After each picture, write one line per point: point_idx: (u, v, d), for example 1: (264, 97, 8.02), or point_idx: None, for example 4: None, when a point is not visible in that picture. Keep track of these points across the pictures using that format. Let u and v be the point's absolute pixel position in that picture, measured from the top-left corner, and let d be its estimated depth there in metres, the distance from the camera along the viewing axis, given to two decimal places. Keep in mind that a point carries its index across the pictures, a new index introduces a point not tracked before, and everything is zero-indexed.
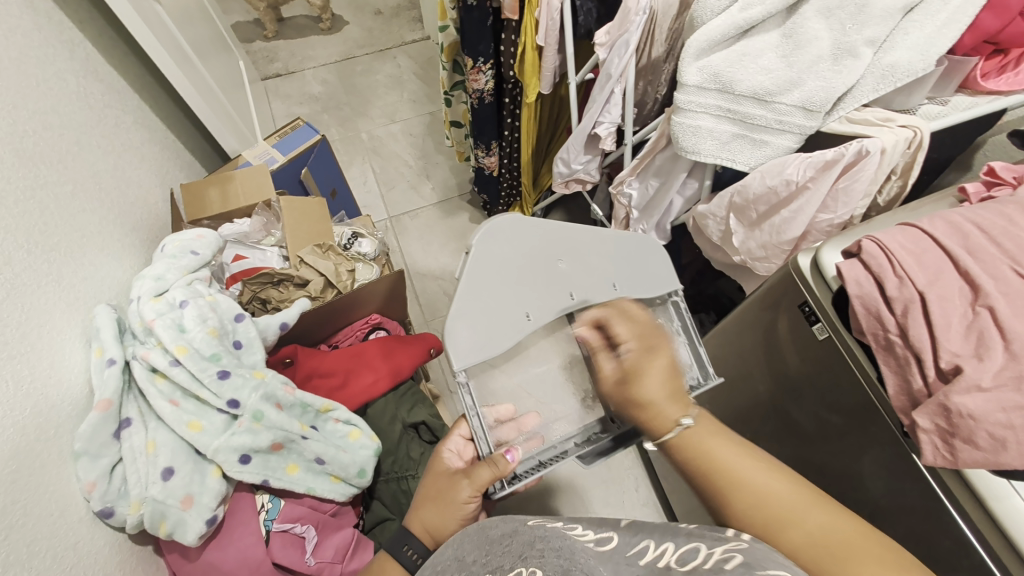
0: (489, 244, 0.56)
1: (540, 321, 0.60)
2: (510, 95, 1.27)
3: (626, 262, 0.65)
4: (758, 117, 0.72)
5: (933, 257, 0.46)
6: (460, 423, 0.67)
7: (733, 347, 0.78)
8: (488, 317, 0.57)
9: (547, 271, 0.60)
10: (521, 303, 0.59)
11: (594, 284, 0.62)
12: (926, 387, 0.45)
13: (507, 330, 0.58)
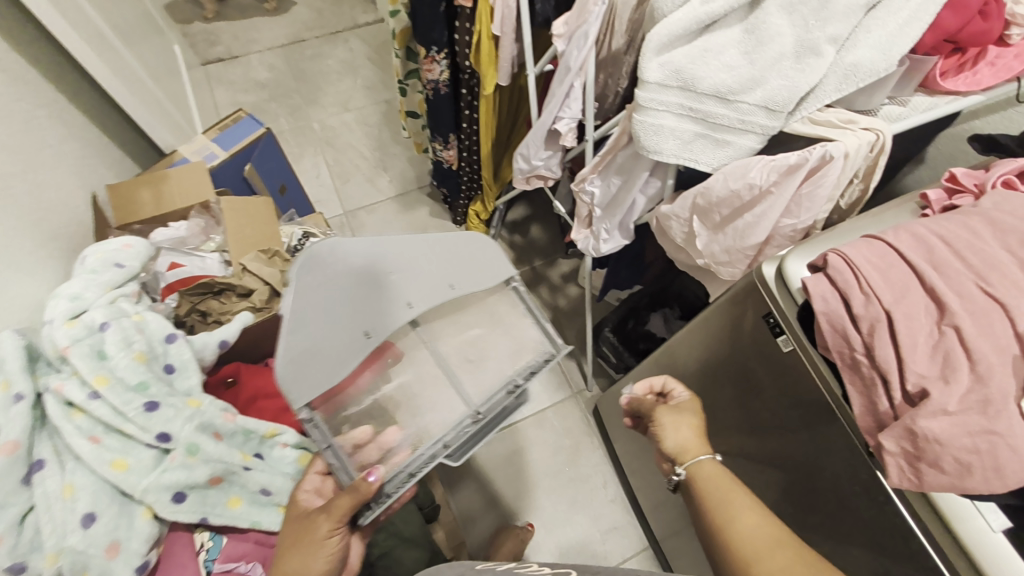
0: (310, 273, 0.54)
1: (379, 336, 0.61)
2: (467, 85, 1.21)
3: (461, 262, 0.66)
4: (720, 116, 0.69)
5: (899, 273, 0.45)
6: (314, 460, 0.70)
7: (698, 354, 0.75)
8: (321, 345, 0.57)
9: (380, 289, 0.60)
10: (352, 326, 0.59)
11: (433, 290, 0.64)
12: (892, 410, 0.44)
13: (345, 352, 0.59)
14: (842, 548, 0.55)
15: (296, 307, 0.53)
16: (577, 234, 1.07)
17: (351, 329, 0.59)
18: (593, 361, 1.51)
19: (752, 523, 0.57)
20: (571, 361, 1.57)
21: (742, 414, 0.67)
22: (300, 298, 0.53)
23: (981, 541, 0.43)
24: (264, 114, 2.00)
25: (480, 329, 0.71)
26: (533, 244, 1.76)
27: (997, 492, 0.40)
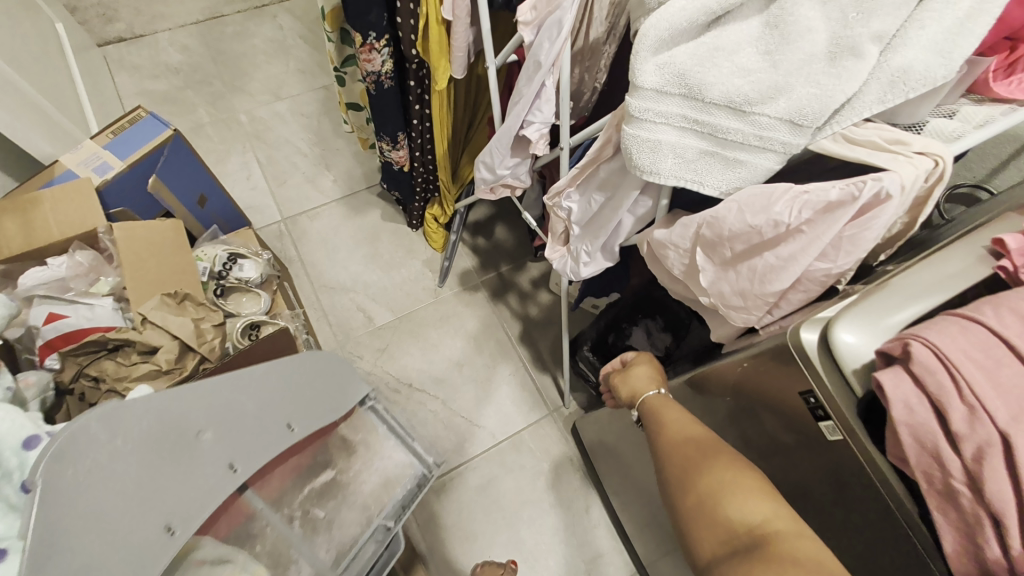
0: (79, 458, 0.41)
1: (186, 527, 0.49)
2: (416, 77, 1.03)
3: (290, 402, 0.66)
4: (731, 132, 0.55)
5: (1010, 375, 0.34)
6: None
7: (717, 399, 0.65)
8: (103, 555, 0.42)
9: (186, 456, 0.51)
10: (156, 517, 0.47)
11: (257, 437, 0.60)
12: (1007, 559, 0.33)
13: (140, 561, 0.45)
14: None
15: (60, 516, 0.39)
16: (553, 252, 0.93)
17: (146, 524, 0.46)
18: (570, 376, 1.39)
19: (681, 429, 0.62)
20: (545, 375, 1.45)
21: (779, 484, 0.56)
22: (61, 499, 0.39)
23: None
24: (180, 104, 1.73)
25: (331, 475, 0.76)
26: (498, 247, 1.61)
27: None
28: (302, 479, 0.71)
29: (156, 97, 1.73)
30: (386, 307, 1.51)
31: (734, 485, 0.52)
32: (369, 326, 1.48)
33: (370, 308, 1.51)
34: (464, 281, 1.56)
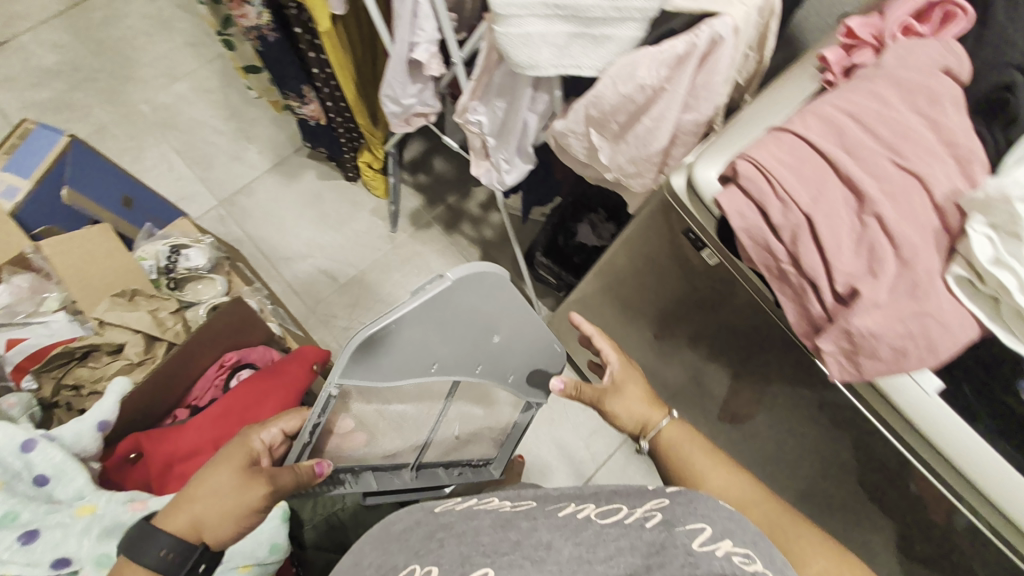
0: (463, 291, 0.55)
1: (439, 371, 0.63)
2: (298, 22, 1.00)
3: (531, 369, 0.72)
4: (591, 9, 0.59)
5: (813, 168, 0.40)
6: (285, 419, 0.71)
7: (647, 283, 0.81)
8: (399, 343, 0.57)
9: (475, 338, 0.62)
10: (416, 334, 0.57)
11: (501, 371, 0.70)
12: (827, 314, 0.42)
13: (410, 367, 0.61)
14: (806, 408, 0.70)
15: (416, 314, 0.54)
16: (477, 168, 0.96)
17: (434, 356, 0.61)
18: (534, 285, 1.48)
19: (719, 484, 0.63)
20: (512, 289, 1.54)
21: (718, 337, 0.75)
22: (430, 300, 0.54)
23: (928, 417, 0.48)
24: (72, 108, 1.63)
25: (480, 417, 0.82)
26: (440, 180, 1.63)
27: (930, 365, 0.41)
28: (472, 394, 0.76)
29: (44, 106, 1.62)
30: (347, 263, 1.54)
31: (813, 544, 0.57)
32: (335, 285, 1.52)
33: (332, 268, 1.54)
34: (416, 221, 1.59)
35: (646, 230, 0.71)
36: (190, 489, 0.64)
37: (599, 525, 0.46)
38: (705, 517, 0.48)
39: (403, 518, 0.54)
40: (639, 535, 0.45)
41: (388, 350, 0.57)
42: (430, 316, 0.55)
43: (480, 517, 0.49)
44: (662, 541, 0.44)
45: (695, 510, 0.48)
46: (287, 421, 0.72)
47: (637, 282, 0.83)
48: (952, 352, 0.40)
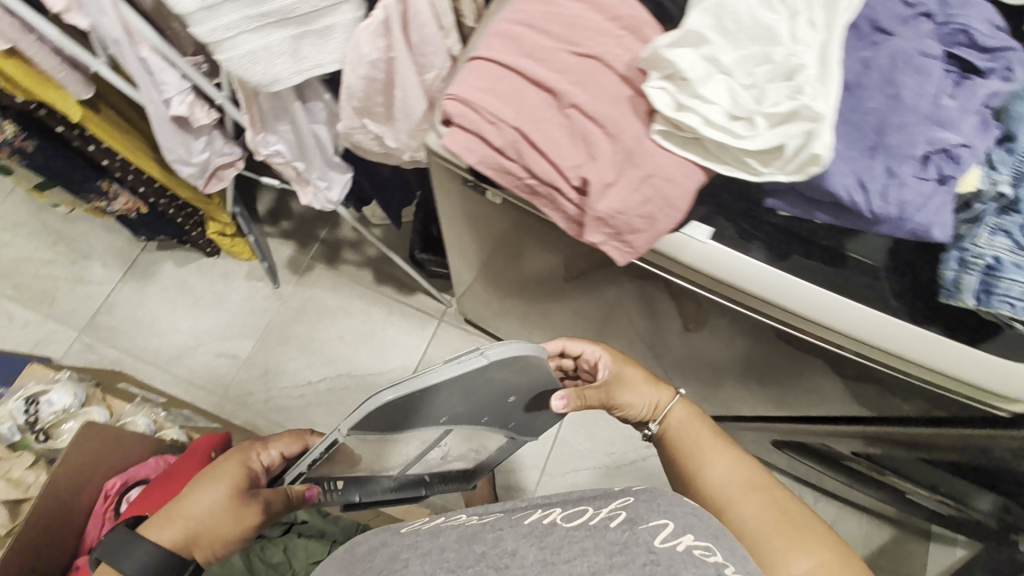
0: (494, 369, 0.57)
1: (449, 422, 0.66)
2: (55, 122, 0.92)
3: (536, 417, 0.78)
4: (296, 6, 0.57)
5: (508, 84, 0.42)
6: (287, 441, 0.78)
7: (492, 253, 0.79)
8: (423, 403, 0.58)
9: (497, 399, 0.65)
10: (439, 398, 0.58)
11: (505, 420, 0.74)
12: (580, 211, 0.44)
13: (425, 420, 0.63)
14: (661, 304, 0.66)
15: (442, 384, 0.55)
16: (302, 196, 0.93)
17: (453, 410, 0.63)
18: (433, 281, 1.48)
19: (716, 463, 0.64)
20: (416, 294, 1.53)
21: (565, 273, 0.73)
22: (465, 374, 0.55)
23: (700, 258, 0.51)
24: None
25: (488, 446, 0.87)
26: (304, 221, 1.58)
27: (681, 219, 0.44)
28: (478, 432, 0.79)
29: None
30: (242, 337, 1.47)
31: (812, 544, 0.55)
32: (238, 363, 1.45)
33: (228, 347, 1.46)
34: (295, 267, 1.54)
35: (452, 206, 0.70)
36: (175, 502, 0.68)
37: (563, 527, 0.39)
38: (669, 512, 0.40)
39: (366, 540, 0.47)
40: (602, 536, 0.38)
41: (407, 410, 0.58)
42: (463, 381, 0.57)
43: (446, 534, 0.43)
44: (622, 541, 0.37)
45: (661, 505, 0.41)
46: (285, 444, 0.79)
47: (488, 256, 0.81)
48: (688, 200, 0.43)
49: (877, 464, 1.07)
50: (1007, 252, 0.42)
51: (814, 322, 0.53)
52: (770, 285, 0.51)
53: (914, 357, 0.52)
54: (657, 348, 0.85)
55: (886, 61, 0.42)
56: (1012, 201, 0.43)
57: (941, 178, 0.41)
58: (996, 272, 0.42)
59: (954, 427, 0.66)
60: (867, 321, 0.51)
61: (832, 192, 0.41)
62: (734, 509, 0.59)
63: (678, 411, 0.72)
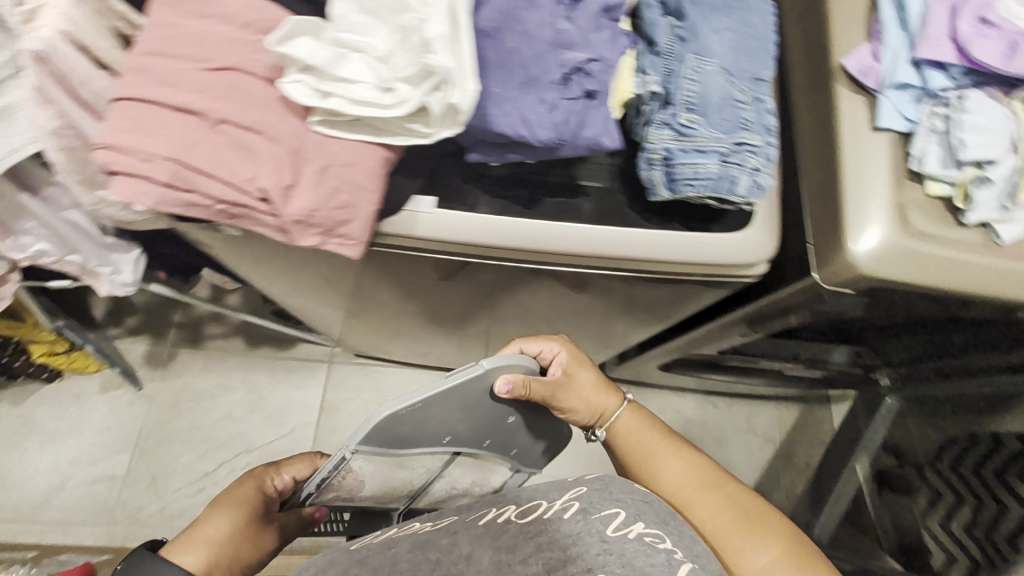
0: (484, 382, 0.61)
1: (450, 437, 0.67)
2: None
3: (535, 440, 0.78)
4: None
5: (152, 118, 0.43)
6: (304, 461, 0.82)
7: (304, 279, 0.76)
8: (421, 417, 0.61)
9: (491, 415, 0.68)
10: (436, 412, 0.61)
11: (500, 444, 0.75)
12: (280, 219, 0.45)
13: (425, 436, 0.64)
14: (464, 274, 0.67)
15: (440, 399, 0.59)
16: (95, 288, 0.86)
17: (447, 428, 0.65)
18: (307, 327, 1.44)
19: (671, 468, 0.70)
20: (296, 345, 1.48)
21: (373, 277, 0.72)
22: (462, 383, 0.60)
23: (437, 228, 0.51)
24: None
25: (485, 481, 0.85)
26: (151, 310, 1.45)
27: (380, 198, 0.45)
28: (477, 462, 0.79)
29: None
30: (114, 454, 1.33)
31: (765, 530, 0.62)
32: (117, 484, 1.32)
33: (101, 472, 1.32)
34: (156, 360, 1.42)
35: (229, 250, 0.67)
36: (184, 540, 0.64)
37: (518, 524, 0.49)
38: (621, 499, 0.50)
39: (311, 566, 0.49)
40: (556, 528, 0.47)
41: (403, 425, 0.60)
42: (460, 394, 0.61)
43: (399, 544, 0.49)
44: (576, 531, 0.46)
45: (613, 493, 0.51)
46: (296, 469, 0.81)
47: (303, 284, 0.79)
48: (376, 179, 0.44)
49: (744, 353, 1.17)
50: (671, 140, 0.47)
51: (551, 254, 0.55)
52: (491, 236, 0.52)
53: (647, 256, 0.55)
54: (502, 309, 0.85)
55: (507, 2, 0.44)
56: (664, 93, 0.47)
57: (584, 94, 0.45)
58: (669, 159, 0.47)
59: (751, 303, 0.72)
60: (591, 239, 0.54)
61: (504, 134, 0.43)
62: (693, 511, 0.65)
63: (626, 417, 0.76)
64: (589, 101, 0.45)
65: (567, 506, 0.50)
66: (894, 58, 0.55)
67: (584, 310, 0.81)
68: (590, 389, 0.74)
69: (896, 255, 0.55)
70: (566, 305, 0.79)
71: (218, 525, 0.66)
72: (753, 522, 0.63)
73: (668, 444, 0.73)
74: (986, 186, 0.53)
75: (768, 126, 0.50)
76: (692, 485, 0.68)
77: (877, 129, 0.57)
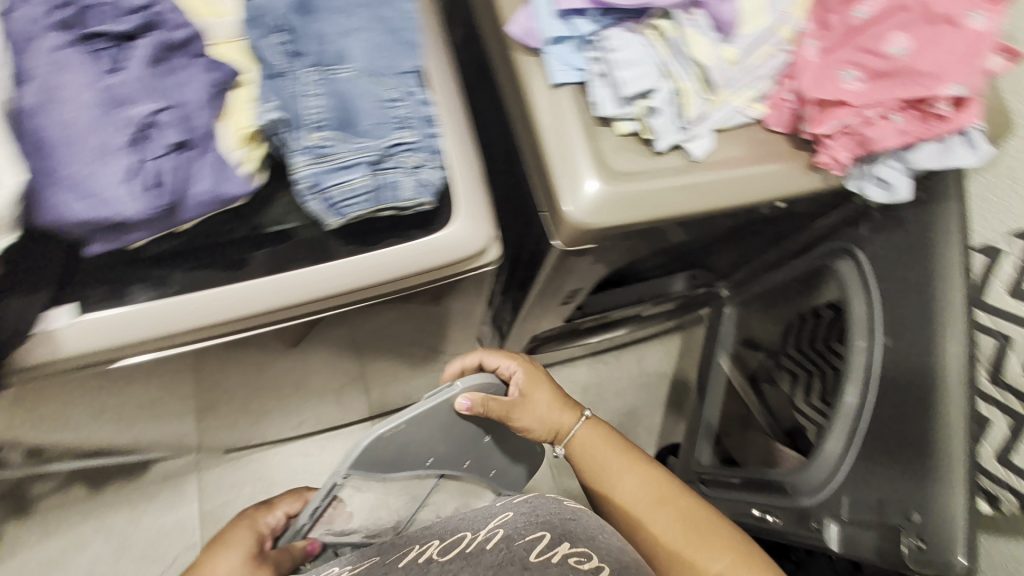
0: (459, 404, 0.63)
1: (430, 464, 0.65)
2: None
3: (511, 458, 0.79)
4: None
5: None
6: (292, 500, 0.69)
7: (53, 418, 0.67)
8: (397, 446, 0.59)
9: (465, 434, 0.68)
10: (413, 438, 0.60)
11: (481, 466, 0.75)
12: None
13: (406, 464, 0.62)
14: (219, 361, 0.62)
15: (414, 421, 0.59)
16: None
17: (424, 457, 0.64)
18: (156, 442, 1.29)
19: (629, 485, 0.73)
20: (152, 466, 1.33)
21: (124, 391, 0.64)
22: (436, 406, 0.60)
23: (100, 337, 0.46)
24: None
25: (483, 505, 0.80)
26: None
27: None
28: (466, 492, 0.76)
29: None
30: None
31: (713, 526, 0.69)
32: None
33: None
34: None
35: None
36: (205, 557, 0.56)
37: (439, 561, 0.50)
38: (549, 525, 0.57)
39: None
40: (478, 560, 0.50)
41: (379, 457, 0.58)
42: (439, 416, 0.61)
43: None
44: (499, 559, 0.50)
45: (544, 521, 0.58)
46: (289, 504, 0.68)
47: (58, 423, 0.69)
48: None
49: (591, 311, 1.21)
50: (310, 164, 0.43)
51: (266, 313, 0.51)
52: (185, 318, 0.48)
53: (368, 283, 0.52)
54: (308, 366, 0.80)
55: (50, 65, 0.40)
56: (288, 115, 0.43)
57: (172, 148, 0.41)
58: (316, 184, 0.43)
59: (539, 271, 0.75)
60: (299, 285, 0.50)
61: (81, 223, 0.39)
62: (648, 522, 0.70)
63: (584, 432, 0.76)
64: (182, 155, 0.42)
65: (489, 537, 0.55)
66: (542, 14, 0.55)
67: (390, 337, 0.78)
68: (548, 404, 0.74)
69: (606, 202, 0.57)
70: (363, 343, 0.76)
71: (227, 567, 0.55)
72: (705, 532, 0.69)
73: (626, 460, 0.75)
74: (658, 115, 0.55)
75: (425, 119, 0.49)
76: (650, 500, 0.72)
77: (553, 86, 0.57)
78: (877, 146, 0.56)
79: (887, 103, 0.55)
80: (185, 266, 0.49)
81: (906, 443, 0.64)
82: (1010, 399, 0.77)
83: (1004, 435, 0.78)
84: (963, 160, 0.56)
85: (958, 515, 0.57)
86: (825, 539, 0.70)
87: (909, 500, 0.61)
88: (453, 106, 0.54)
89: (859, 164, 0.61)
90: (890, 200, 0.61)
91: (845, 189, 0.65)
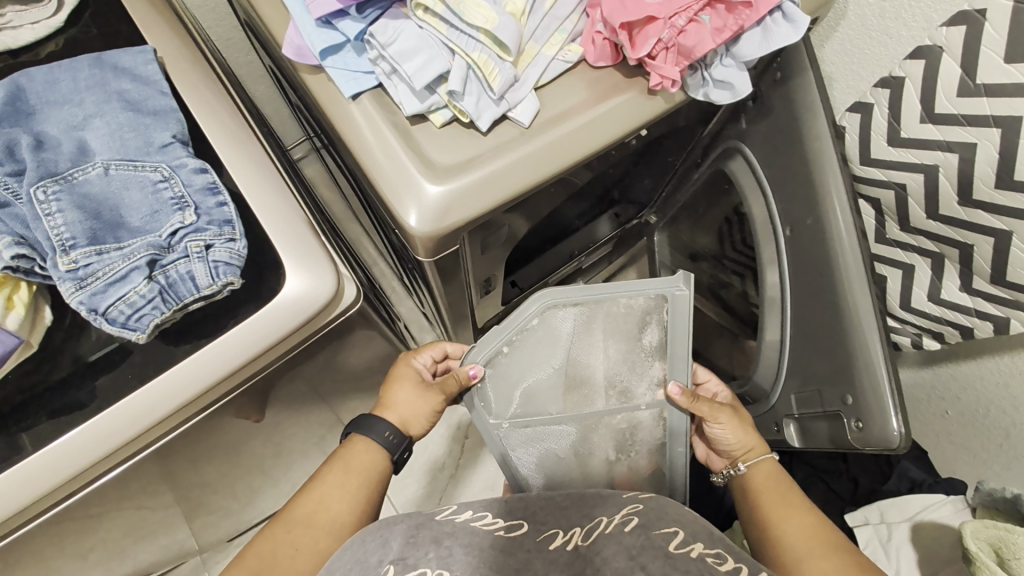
0: (597, 322, 0.66)
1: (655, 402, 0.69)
2: None
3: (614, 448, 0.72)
4: None
5: None
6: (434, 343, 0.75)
7: None
8: (485, 146, 0.53)
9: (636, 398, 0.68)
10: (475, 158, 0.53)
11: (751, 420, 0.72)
12: None
13: (515, 154, 0.53)
14: (138, 494, 0.58)
15: (585, 306, 0.64)
16: None
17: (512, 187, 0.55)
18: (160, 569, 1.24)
19: (788, 525, 0.61)
20: None
21: (67, 552, 0.61)
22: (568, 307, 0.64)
23: None
24: None
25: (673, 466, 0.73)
26: None
27: None
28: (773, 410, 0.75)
29: None
30: None
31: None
32: None
33: None
34: None
35: None
36: (386, 399, 0.67)
37: (587, 539, 0.47)
38: (677, 517, 0.49)
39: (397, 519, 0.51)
40: (622, 539, 0.46)
41: (447, 159, 0.53)
42: (481, 191, 0.52)
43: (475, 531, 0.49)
44: (641, 542, 0.45)
45: (670, 513, 0.50)
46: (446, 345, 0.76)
47: None
48: None
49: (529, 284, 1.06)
50: (75, 291, 0.38)
51: (123, 449, 0.46)
52: (30, 488, 0.43)
53: (217, 380, 0.47)
54: (253, 460, 0.76)
55: None
56: (29, 247, 0.38)
57: None
58: (93, 309, 0.39)
59: (414, 263, 0.65)
60: (139, 411, 0.45)
61: None
62: (806, 567, 0.57)
63: (764, 469, 0.69)
64: None
65: (623, 521, 0.49)
66: (305, 28, 0.50)
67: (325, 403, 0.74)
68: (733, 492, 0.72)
69: (449, 204, 0.52)
70: (298, 421, 0.72)
71: (404, 394, 0.68)
72: (837, 546, 0.58)
73: (782, 491, 0.66)
74: (464, 96, 0.50)
75: (205, 187, 0.43)
76: (801, 523, 0.61)
77: (350, 98, 0.52)
78: (698, 52, 0.53)
79: (691, 4, 0.52)
80: (27, 421, 0.44)
81: (828, 328, 0.65)
82: (924, 241, 0.74)
83: (930, 273, 0.76)
84: (786, 38, 0.53)
85: (882, 386, 0.60)
86: (787, 438, 0.75)
87: (842, 384, 0.64)
88: (246, 159, 0.49)
89: (695, 71, 0.57)
90: (735, 99, 0.57)
91: (691, 100, 0.61)
